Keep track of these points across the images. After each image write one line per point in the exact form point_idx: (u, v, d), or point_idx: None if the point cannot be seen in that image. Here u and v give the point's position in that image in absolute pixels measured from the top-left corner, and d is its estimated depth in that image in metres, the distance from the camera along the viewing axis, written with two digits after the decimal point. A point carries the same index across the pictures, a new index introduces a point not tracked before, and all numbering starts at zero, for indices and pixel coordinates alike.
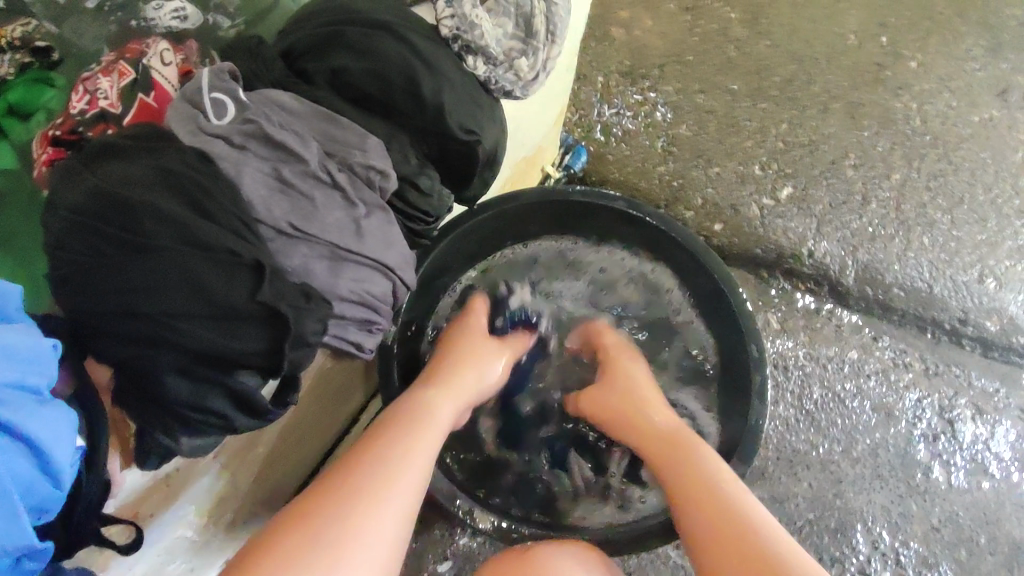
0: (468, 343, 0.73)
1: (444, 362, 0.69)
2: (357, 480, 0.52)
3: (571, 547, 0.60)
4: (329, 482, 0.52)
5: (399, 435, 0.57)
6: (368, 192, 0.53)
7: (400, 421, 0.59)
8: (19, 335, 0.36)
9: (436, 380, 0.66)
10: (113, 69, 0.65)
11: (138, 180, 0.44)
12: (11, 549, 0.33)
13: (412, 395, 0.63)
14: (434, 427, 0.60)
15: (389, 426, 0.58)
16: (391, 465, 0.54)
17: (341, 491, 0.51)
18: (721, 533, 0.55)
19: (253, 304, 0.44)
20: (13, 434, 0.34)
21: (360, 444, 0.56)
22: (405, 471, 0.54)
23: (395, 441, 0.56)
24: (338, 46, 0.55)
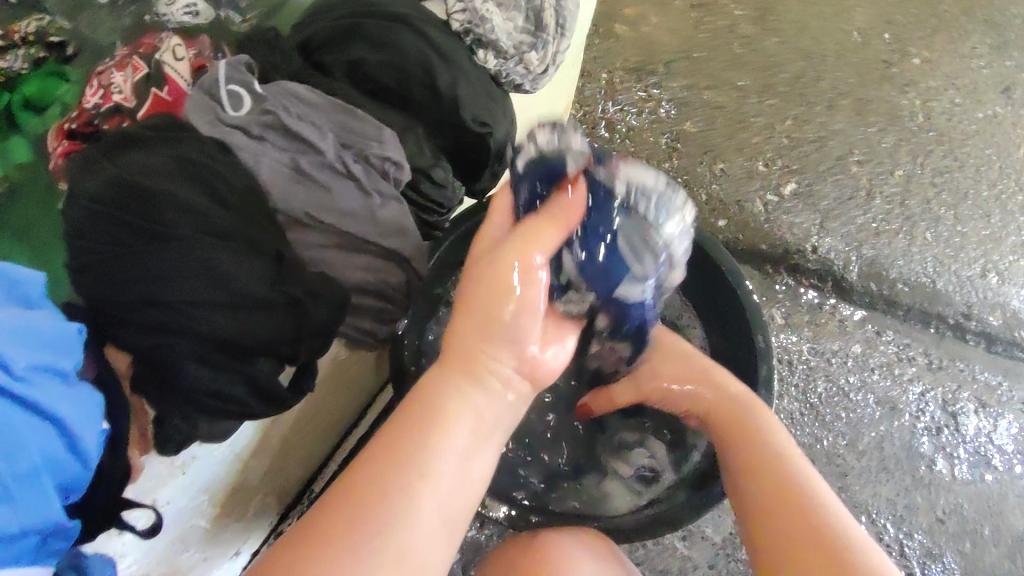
0: (490, 279, 0.46)
1: (463, 312, 0.47)
2: (343, 516, 0.40)
3: (579, 534, 0.61)
4: (325, 504, 0.42)
5: (404, 445, 0.43)
6: (384, 183, 0.54)
7: (408, 421, 0.44)
8: (47, 319, 0.37)
9: (459, 342, 0.47)
10: (127, 63, 0.65)
11: (158, 170, 0.45)
12: (41, 527, 0.34)
13: (428, 376, 0.47)
14: (448, 431, 0.44)
15: (394, 430, 0.44)
16: (389, 494, 0.41)
17: (329, 524, 0.40)
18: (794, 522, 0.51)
19: (274, 291, 0.45)
20: (41, 413, 0.34)
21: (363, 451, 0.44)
22: (406, 500, 0.41)
23: (398, 455, 0.42)
24: (355, 40, 0.56)
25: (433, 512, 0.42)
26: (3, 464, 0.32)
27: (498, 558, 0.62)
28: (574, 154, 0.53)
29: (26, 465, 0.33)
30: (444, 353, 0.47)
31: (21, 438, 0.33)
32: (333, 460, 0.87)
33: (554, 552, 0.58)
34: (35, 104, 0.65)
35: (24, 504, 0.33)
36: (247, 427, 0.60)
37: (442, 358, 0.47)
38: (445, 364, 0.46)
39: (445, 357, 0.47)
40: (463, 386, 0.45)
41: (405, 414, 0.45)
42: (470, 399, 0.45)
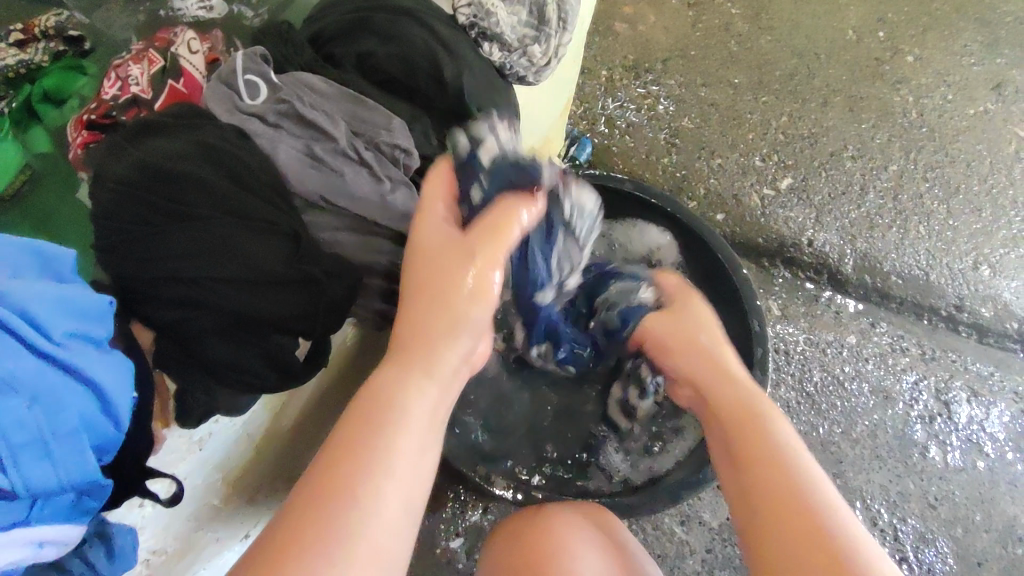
0: (452, 267, 0.47)
1: (419, 304, 0.47)
2: (308, 531, 0.39)
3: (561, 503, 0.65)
4: (285, 524, 0.40)
5: (361, 453, 0.42)
6: (394, 169, 0.56)
7: (363, 427, 0.43)
8: (80, 291, 0.40)
9: (409, 339, 0.47)
10: (143, 57, 0.65)
11: (180, 154, 0.47)
12: (79, 483, 0.37)
13: (378, 380, 0.46)
14: (406, 434, 0.43)
15: (348, 438, 0.42)
16: (352, 501, 0.40)
17: (290, 543, 0.39)
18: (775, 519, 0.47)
19: (291, 269, 0.47)
20: (77, 377, 0.37)
21: (317, 468, 0.41)
22: (369, 507, 0.40)
23: (356, 460, 0.41)
24: (365, 33, 0.59)
25: (398, 515, 0.41)
26: (45, 421, 0.35)
27: (506, 527, 0.64)
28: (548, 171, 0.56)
29: (64, 424, 0.35)
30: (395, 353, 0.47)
31: (61, 399, 0.36)
32: None
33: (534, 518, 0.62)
34: (53, 96, 0.66)
35: (64, 461, 0.36)
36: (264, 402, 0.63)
37: (394, 359, 0.47)
38: (396, 365, 0.46)
39: (396, 357, 0.47)
40: (417, 387, 0.45)
41: (357, 420, 0.43)
42: (423, 396, 0.45)
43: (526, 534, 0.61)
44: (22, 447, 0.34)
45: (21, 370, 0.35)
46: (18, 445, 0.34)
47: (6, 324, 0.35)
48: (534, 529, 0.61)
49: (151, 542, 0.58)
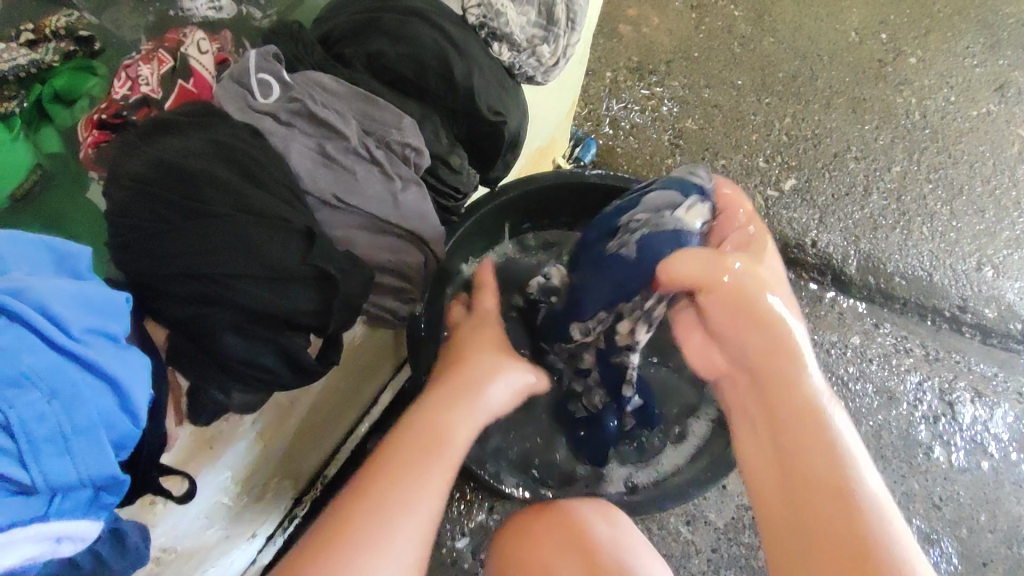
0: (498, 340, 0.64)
1: (466, 359, 0.61)
2: (357, 527, 0.47)
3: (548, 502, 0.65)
4: (337, 515, 0.49)
5: (407, 465, 0.51)
6: (404, 167, 0.57)
7: (411, 444, 0.53)
8: (99, 286, 0.40)
9: (455, 380, 0.59)
10: (153, 56, 0.64)
11: (194, 152, 0.47)
12: (97, 479, 0.37)
13: (424, 408, 0.56)
14: (447, 457, 0.53)
15: (397, 453, 0.52)
16: (397, 506, 0.49)
17: (342, 531, 0.47)
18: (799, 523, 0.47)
19: (305, 265, 0.47)
20: (96, 373, 0.37)
21: (365, 480, 0.50)
22: (408, 511, 0.49)
23: (403, 469, 0.51)
24: (375, 33, 0.59)
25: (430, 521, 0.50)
26: (65, 417, 0.35)
27: (524, 517, 0.63)
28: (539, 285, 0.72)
29: (83, 419, 0.36)
30: (440, 389, 0.58)
31: (80, 394, 0.36)
32: (347, 445, 0.88)
33: (518, 522, 0.63)
34: (64, 96, 0.62)
35: (83, 456, 0.36)
36: (276, 399, 0.63)
37: (437, 393, 0.58)
38: (441, 398, 0.57)
39: (440, 391, 0.58)
40: (457, 416, 0.56)
41: (406, 438, 0.53)
42: (462, 424, 0.55)
43: (513, 540, 0.62)
44: (44, 442, 0.35)
45: (42, 365, 0.35)
46: (40, 439, 0.35)
47: (27, 320, 0.35)
48: (518, 535, 0.62)
49: (161, 539, 0.58)
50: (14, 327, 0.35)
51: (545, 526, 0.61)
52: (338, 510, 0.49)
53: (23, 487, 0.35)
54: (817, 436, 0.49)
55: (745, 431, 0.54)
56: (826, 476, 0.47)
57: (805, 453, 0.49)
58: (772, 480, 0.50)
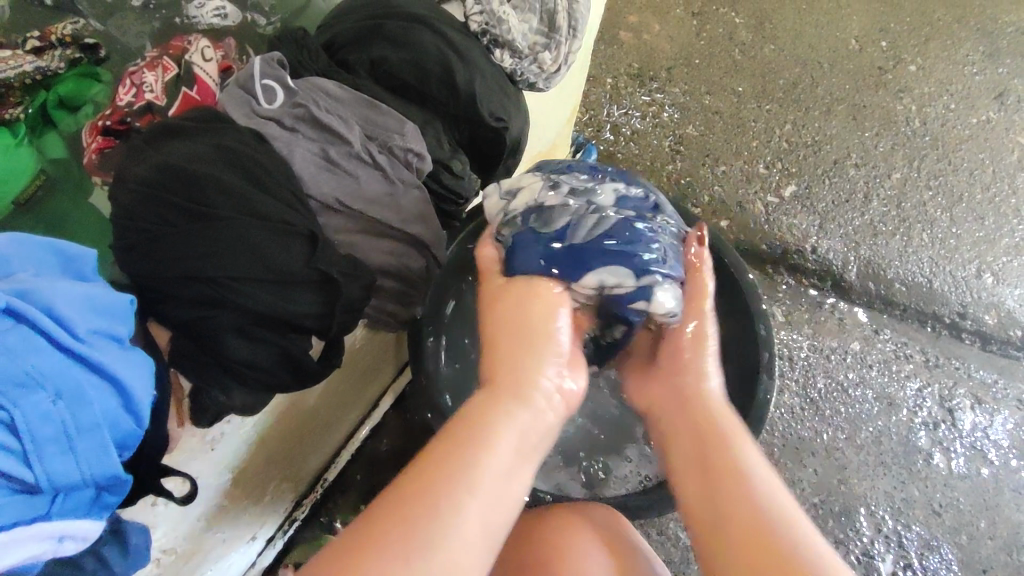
0: (517, 309, 0.58)
1: (502, 340, 0.58)
2: (399, 527, 0.43)
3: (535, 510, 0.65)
4: (371, 518, 0.44)
5: (452, 464, 0.47)
6: (406, 172, 0.57)
7: (457, 441, 0.49)
8: (102, 288, 0.41)
9: (501, 366, 0.56)
10: (156, 63, 0.64)
11: (200, 157, 0.48)
12: (100, 478, 0.37)
13: (471, 404, 0.53)
14: (493, 456, 0.48)
15: (443, 450, 0.48)
16: (437, 507, 0.44)
17: (380, 532, 0.43)
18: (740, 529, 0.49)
19: (308, 269, 0.48)
20: (102, 373, 0.38)
21: (407, 477, 0.47)
22: (455, 517, 0.44)
23: (446, 467, 0.47)
24: (378, 40, 0.60)
25: (479, 525, 0.45)
26: (69, 416, 0.36)
27: (529, 516, 0.64)
28: (530, 192, 0.62)
29: (87, 420, 0.36)
30: (488, 386, 0.55)
31: (85, 395, 0.36)
32: (347, 448, 0.89)
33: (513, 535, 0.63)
34: (68, 102, 0.64)
35: (87, 456, 0.36)
36: (278, 401, 0.63)
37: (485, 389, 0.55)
38: (485, 393, 0.54)
39: (488, 386, 0.55)
40: (502, 408, 0.52)
41: (453, 437, 0.49)
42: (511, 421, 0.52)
43: (509, 554, 0.62)
44: (48, 442, 0.35)
45: (47, 365, 0.36)
46: (45, 439, 0.35)
47: (34, 321, 0.36)
48: (514, 547, 0.62)
49: (161, 541, 0.58)
50: (19, 328, 0.36)
51: (539, 535, 0.61)
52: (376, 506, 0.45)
53: (26, 486, 0.35)
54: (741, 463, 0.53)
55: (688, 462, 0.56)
56: (733, 480, 0.52)
57: (724, 463, 0.54)
58: (696, 493, 0.54)
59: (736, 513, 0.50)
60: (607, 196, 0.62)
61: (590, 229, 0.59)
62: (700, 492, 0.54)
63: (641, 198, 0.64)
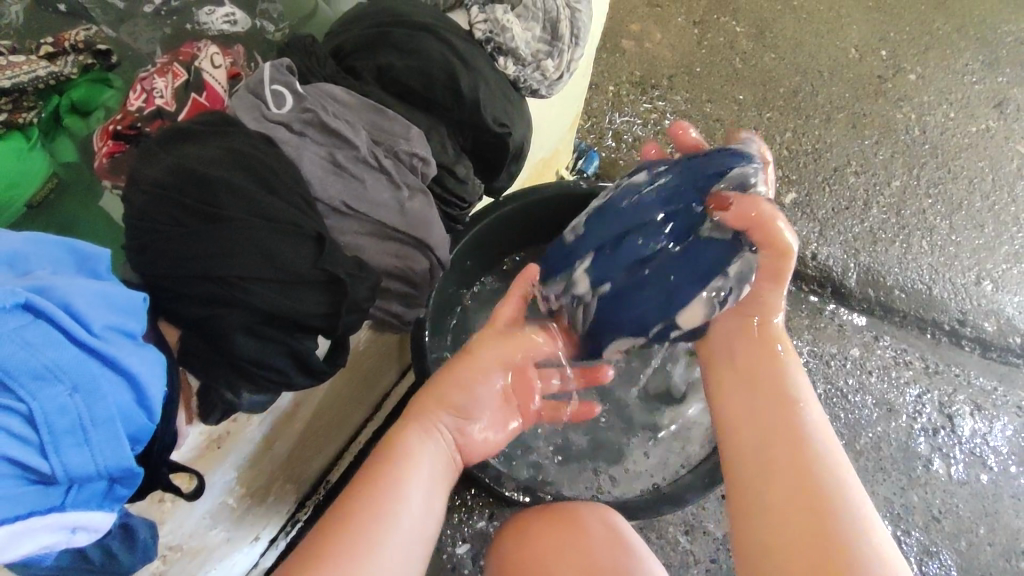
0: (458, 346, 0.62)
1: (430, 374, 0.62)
2: (346, 534, 0.51)
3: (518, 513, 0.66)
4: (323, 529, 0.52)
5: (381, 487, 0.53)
6: (411, 177, 0.59)
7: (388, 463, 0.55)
8: (117, 287, 0.42)
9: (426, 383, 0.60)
10: (167, 70, 0.65)
11: (212, 159, 0.49)
12: (113, 470, 0.38)
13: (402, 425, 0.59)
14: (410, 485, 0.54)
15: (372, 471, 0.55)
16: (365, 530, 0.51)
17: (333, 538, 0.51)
18: (789, 475, 0.51)
19: (315, 269, 0.49)
20: (116, 368, 0.39)
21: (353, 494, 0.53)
22: (389, 525, 0.52)
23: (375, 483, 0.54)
24: (385, 46, 0.61)
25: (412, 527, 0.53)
26: (85, 409, 0.37)
27: (529, 514, 0.64)
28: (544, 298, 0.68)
29: (103, 412, 0.37)
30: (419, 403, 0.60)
31: (100, 389, 0.37)
32: (350, 449, 0.89)
33: (499, 535, 0.65)
34: (80, 108, 0.67)
35: (101, 448, 0.37)
36: (284, 400, 0.64)
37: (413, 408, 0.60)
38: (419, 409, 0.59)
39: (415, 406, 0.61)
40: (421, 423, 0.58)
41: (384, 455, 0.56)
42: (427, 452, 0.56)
43: (497, 558, 0.63)
44: (64, 433, 0.36)
45: (64, 360, 0.37)
46: (60, 431, 0.36)
47: (52, 317, 0.37)
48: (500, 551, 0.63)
49: (168, 537, 0.59)
50: (38, 323, 0.37)
51: (516, 542, 0.62)
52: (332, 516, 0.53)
53: (42, 477, 0.36)
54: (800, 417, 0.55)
55: (748, 405, 0.57)
56: (793, 439, 0.53)
57: (781, 412, 0.55)
58: (754, 444, 0.54)
59: (795, 465, 0.51)
60: (584, 279, 0.63)
61: (586, 320, 0.65)
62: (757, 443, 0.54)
63: (606, 266, 0.62)
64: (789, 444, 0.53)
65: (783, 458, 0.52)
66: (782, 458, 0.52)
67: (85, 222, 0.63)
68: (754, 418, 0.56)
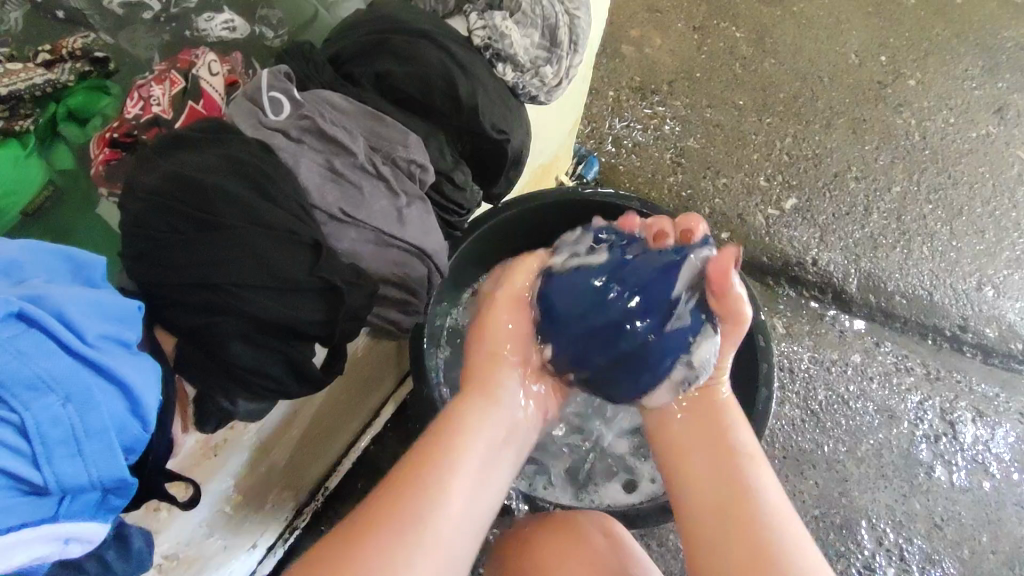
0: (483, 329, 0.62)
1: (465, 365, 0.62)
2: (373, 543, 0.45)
3: (517, 526, 0.65)
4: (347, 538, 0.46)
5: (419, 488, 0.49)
6: (409, 184, 0.58)
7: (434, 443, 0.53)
8: (111, 295, 0.42)
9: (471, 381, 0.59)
10: (165, 77, 0.66)
11: (208, 167, 0.49)
12: (106, 481, 0.38)
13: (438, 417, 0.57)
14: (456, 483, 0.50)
15: (410, 462, 0.51)
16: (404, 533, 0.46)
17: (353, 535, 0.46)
18: (740, 533, 0.50)
19: (312, 277, 0.49)
20: (111, 378, 0.39)
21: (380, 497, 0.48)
22: (435, 517, 0.48)
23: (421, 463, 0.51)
24: (383, 53, 0.61)
25: (462, 516, 0.49)
26: (78, 419, 0.36)
27: (532, 525, 0.63)
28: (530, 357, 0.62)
29: (96, 423, 0.37)
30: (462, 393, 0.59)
31: (94, 398, 0.37)
32: (349, 456, 0.89)
33: (501, 547, 0.64)
34: (77, 114, 0.67)
35: (95, 459, 0.37)
36: (281, 408, 0.64)
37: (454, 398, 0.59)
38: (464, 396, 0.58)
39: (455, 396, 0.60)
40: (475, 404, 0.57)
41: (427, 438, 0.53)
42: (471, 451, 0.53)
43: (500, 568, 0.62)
44: (57, 444, 0.36)
45: (58, 369, 0.36)
46: (54, 441, 0.36)
47: (46, 326, 0.37)
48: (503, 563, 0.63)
49: (164, 547, 0.59)
50: (31, 332, 0.36)
51: (519, 551, 0.61)
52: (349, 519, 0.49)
53: (35, 488, 0.36)
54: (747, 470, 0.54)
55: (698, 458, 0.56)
56: (743, 496, 0.52)
57: (728, 464, 0.54)
58: (704, 501, 0.53)
59: (745, 524, 0.50)
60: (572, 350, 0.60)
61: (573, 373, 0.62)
62: (707, 499, 0.53)
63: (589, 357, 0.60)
64: (734, 501, 0.52)
65: (734, 514, 0.51)
66: (735, 514, 0.51)
67: (77, 228, 0.63)
68: (702, 476, 0.54)
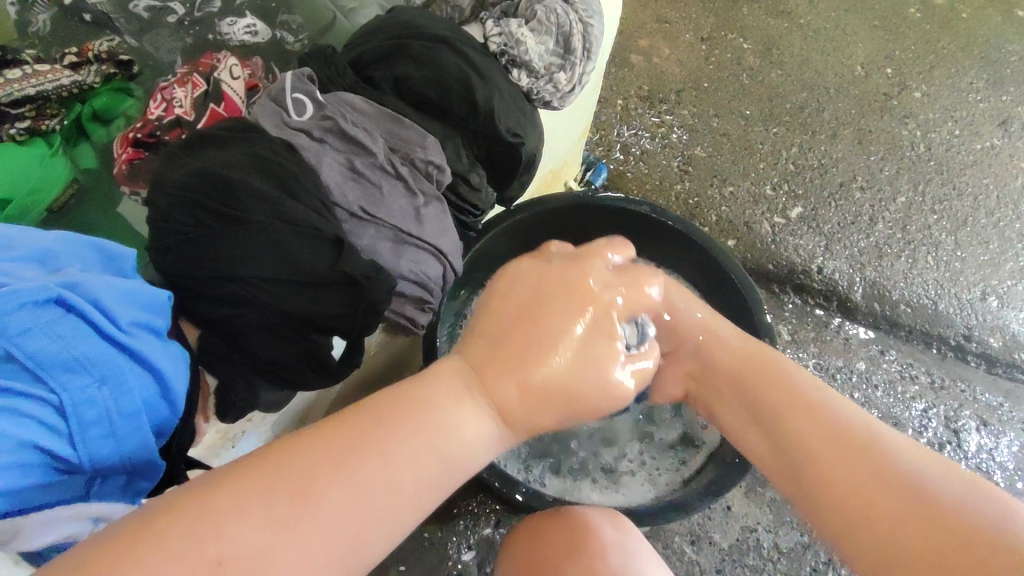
0: (569, 371, 0.44)
1: (512, 344, 0.44)
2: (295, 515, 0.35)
3: (529, 520, 0.65)
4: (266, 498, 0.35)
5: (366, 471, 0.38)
6: (427, 184, 0.60)
7: (428, 459, 0.40)
8: (142, 285, 0.44)
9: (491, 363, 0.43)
10: (187, 80, 0.67)
11: (235, 164, 0.51)
12: (136, 461, 0.40)
13: (454, 393, 0.42)
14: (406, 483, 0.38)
15: (376, 431, 0.39)
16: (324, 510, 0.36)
17: (299, 516, 0.35)
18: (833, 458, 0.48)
19: (334, 271, 0.50)
20: (144, 363, 0.40)
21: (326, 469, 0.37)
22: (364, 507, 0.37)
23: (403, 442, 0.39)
24: (403, 58, 0.63)
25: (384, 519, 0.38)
26: (112, 402, 0.38)
27: (528, 527, 0.64)
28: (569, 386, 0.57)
29: (129, 405, 0.39)
30: (490, 410, 0.42)
31: (127, 382, 0.39)
32: None
33: (512, 541, 0.65)
34: (101, 115, 0.69)
35: (126, 439, 0.39)
36: (297, 401, 0.65)
37: (479, 372, 0.43)
38: (491, 423, 0.42)
39: (481, 371, 0.43)
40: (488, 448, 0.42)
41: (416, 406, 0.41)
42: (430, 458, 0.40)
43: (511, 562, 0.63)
44: (91, 425, 0.37)
45: (96, 353, 0.38)
46: (88, 421, 0.37)
47: (83, 311, 0.38)
48: (513, 556, 0.63)
49: None
50: (69, 317, 0.38)
51: (530, 545, 0.62)
52: (290, 457, 0.37)
53: (68, 467, 0.37)
54: (810, 410, 0.51)
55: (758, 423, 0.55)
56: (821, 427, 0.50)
57: (792, 407, 0.52)
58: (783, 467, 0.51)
59: (838, 447, 0.48)
60: None
61: None
62: (767, 449, 0.53)
63: None
64: (814, 435, 0.50)
65: (821, 449, 0.49)
66: (822, 448, 0.49)
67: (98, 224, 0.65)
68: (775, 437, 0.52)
